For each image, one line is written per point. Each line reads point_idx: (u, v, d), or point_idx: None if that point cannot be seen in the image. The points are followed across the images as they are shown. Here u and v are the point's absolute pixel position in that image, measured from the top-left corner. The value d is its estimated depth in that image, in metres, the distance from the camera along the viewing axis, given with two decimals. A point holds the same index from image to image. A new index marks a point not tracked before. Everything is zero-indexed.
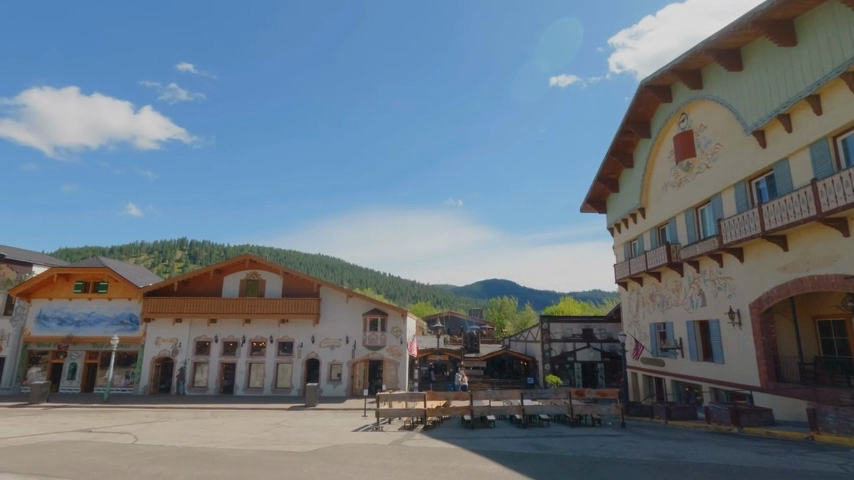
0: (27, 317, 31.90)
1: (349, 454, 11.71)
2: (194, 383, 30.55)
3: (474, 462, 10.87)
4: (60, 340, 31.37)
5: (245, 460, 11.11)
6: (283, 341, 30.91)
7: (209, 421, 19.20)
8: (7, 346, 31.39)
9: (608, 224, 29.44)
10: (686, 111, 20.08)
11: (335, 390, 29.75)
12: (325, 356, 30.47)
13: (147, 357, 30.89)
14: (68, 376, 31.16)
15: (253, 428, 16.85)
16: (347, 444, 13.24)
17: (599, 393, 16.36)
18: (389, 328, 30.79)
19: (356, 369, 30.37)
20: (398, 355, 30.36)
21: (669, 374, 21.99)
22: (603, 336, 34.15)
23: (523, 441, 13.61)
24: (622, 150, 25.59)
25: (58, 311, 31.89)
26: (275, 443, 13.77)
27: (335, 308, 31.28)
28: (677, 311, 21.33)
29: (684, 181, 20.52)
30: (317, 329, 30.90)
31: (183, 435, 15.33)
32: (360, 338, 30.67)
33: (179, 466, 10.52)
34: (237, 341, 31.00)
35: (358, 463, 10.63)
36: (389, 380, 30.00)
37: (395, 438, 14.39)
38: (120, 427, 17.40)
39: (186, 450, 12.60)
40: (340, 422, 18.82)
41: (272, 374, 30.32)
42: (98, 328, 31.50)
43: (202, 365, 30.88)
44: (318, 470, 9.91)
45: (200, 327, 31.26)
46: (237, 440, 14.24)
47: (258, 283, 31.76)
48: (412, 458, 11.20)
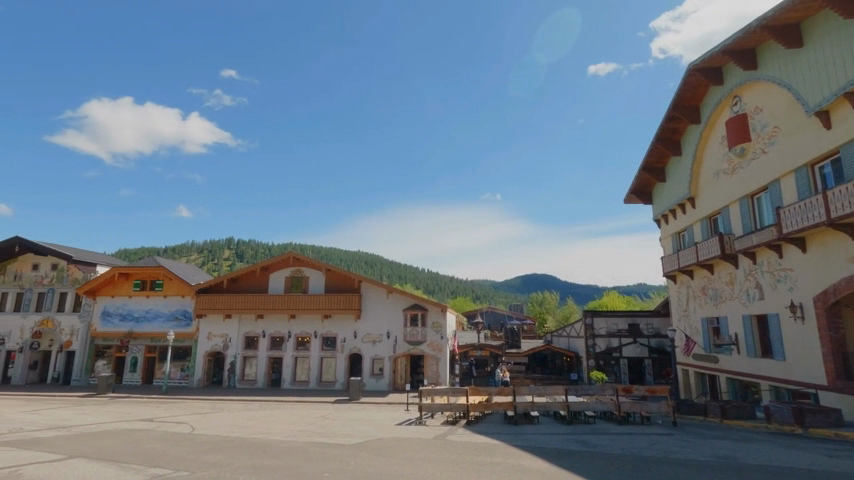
0: (93, 314, 34.24)
1: (395, 448, 11.86)
2: (244, 376, 31.83)
3: (519, 458, 10.77)
4: (122, 335, 33.50)
5: (295, 451, 11.47)
6: (327, 336, 31.69)
7: (259, 413, 19.94)
8: (77, 340, 33.89)
9: (654, 215, 28.29)
10: (739, 93, 18.96)
11: (378, 385, 30.24)
12: (367, 350, 31.00)
13: (201, 351, 32.49)
14: (131, 368, 33.24)
15: (300, 420, 17.38)
16: (392, 438, 13.41)
17: (648, 390, 15.78)
18: (430, 323, 30.94)
19: (398, 364, 30.75)
20: (440, 350, 30.42)
21: (723, 371, 20.94)
22: (650, 331, 32.93)
23: (568, 438, 13.34)
24: (669, 137, 24.45)
25: (120, 308, 34.02)
26: (322, 435, 14.14)
27: (376, 304, 31.72)
28: (731, 305, 20.26)
29: (738, 167, 19.42)
30: (359, 325, 31.46)
31: (235, 425, 16.01)
32: (401, 333, 30.98)
33: (233, 456, 11.00)
34: (283, 336, 32.07)
35: (404, 457, 10.76)
36: (431, 375, 30.14)
37: (438, 432, 14.45)
38: (178, 417, 18.38)
39: (239, 440, 13.16)
40: (383, 416, 19.09)
41: (316, 368, 31.19)
42: (155, 323, 33.40)
43: (251, 359, 32.14)
44: (366, 463, 10.10)
45: (248, 322, 32.53)
46: (286, 432, 14.74)
47: (302, 279, 32.66)
48: (457, 453, 11.21)
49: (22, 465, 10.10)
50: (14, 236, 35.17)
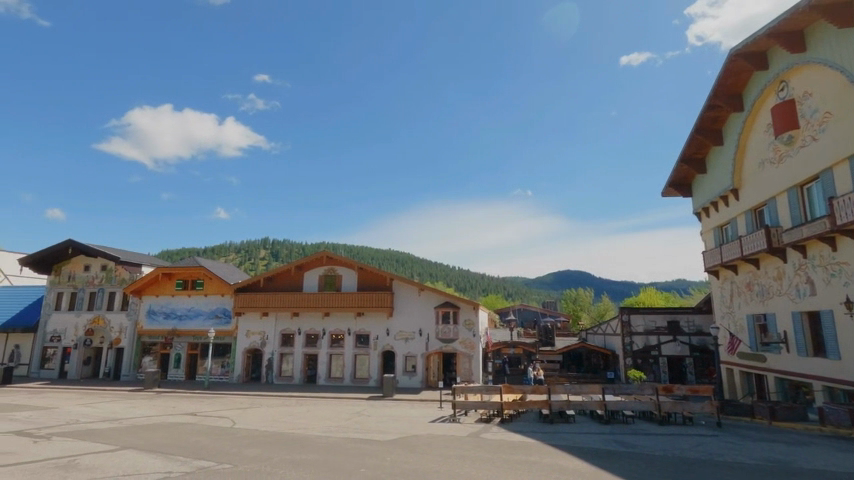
0: (140, 312, 35.91)
1: (429, 445, 11.90)
2: (281, 373, 32.68)
3: (555, 457, 10.61)
4: (166, 333, 34.99)
5: (331, 446, 11.68)
6: (360, 334, 32.13)
7: (296, 409, 20.44)
8: (125, 337, 35.65)
9: (694, 208, 27.23)
10: (786, 78, 17.98)
11: (411, 382, 30.43)
12: (400, 348, 31.24)
13: (240, 348, 33.55)
14: (175, 364, 34.69)
15: (336, 416, 17.70)
16: (426, 434, 13.48)
17: (690, 390, 15.23)
18: (462, 320, 30.86)
19: (430, 361, 30.84)
20: (472, 348, 30.31)
21: (771, 370, 19.95)
22: (691, 329, 31.78)
23: (605, 437, 13.06)
24: (709, 126, 23.48)
25: (164, 306, 35.53)
26: (357, 431, 14.35)
27: (407, 301, 31.90)
28: (780, 301, 19.26)
29: (785, 156, 18.44)
30: (392, 322, 31.73)
31: (274, 420, 16.45)
32: (434, 330, 31.04)
33: (272, 450, 11.30)
34: (318, 333, 32.72)
35: (438, 454, 10.79)
36: (463, 373, 30.09)
37: (472, 430, 14.40)
38: (220, 411, 19.07)
39: (278, 435, 13.51)
40: (417, 412, 19.20)
41: (350, 365, 31.66)
42: (197, 321, 34.72)
43: (287, 356, 32.97)
44: (400, 459, 10.19)
45: (284, 320, 33.35)
46: (322, 427, 15.03)
47: (335, 278, 33.22)
48: (492, 451, 11.15)
49: (79, 454, 10.71)
50: (66, 239, 37.21)
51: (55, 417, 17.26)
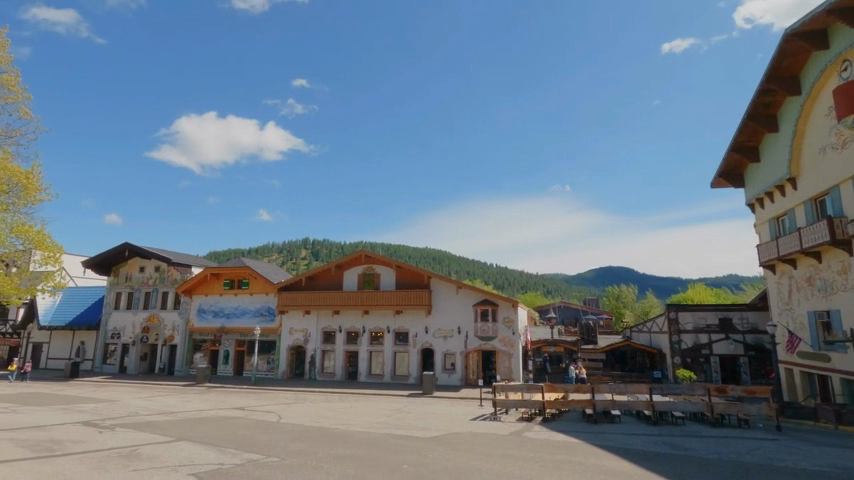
0: (190, 311, 37.68)
1: (470, 443, 11.87)
2: (324, 369, 33.48)
3: (601, 458, 10.31)
4: (215, 330, 36.55)
5: (373, 442, 11.85)
6: (399, 331, 32.42)
7: (338, 405, 20.90)
8: (178, 335, 37.52)
9: (747, 199, 25.80)
10: (850, 57, 16.70)
11: (450, 379, 30.47)
12: (439, 345, 31.31)
13: (284, 345, 34.61)
14: (224, 361, 36.21)
15: (378, 413, 17.95)
16: (467, 432, 13.46)
17: (746, 391, 14.45)
18: (501, 318, 30.58)
19: (470, 359, 30.74)
20: (512, 346, 29.99)
21: (837, 371, 18.63)
22: (745, 326, 30.17)
23: (653, 439, 12.62)
24: (762, 112, 22.16)
25: (213, 305, 37.11)
26: (399, 427, 14.51)
27: (446, 299, 31.92)
28: (845, 296, 17.94)
29: (849, 141, 17.12)
30: (430, 320, 31.84)
31: (318, 416, 16.86)
32: (473, 328, 30.91)
33: (317, 444, 11.60)
34: (358, 331, 33.27)
35: (480, 452, 10.75)
36: (503, 371, 29.82)
37: (514, 429, 14.24)
38: (267, 406, 19.75)
39: (322, 430, 13.85)
40: (457, 410, 19.21)
41: (390, 362, 32.03)
42: (243, 319, 36.09)
43: (329, 353, 33.73)
44: (442, 456, 10.23)
45: (326, 317, 34.11)
46: (364, 423, 15.27)
47: (374, 276, 33.66)
48: (533, 450, 10.99)
49: (139, 445, 11.37)
50: (123, 242, 39.61)
51: (117, 409, 18.40)
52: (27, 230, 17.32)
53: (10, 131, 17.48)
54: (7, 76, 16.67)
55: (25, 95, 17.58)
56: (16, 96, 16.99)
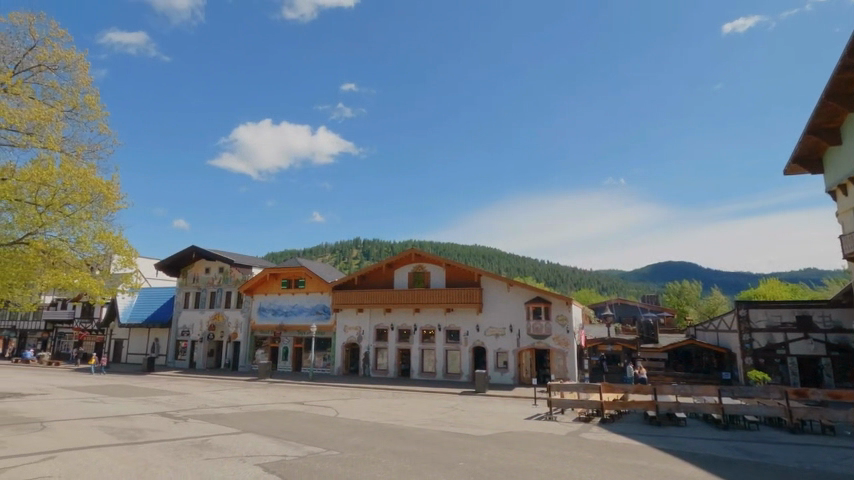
0: (252, 309, 39.65)
1: (526, 442, 11.70)
2: (377, 366, 34.16)
3: (665, 462, 9.85)
4: (274, 328, 38.25)
5: (429, 439, 11.98)
6: (451, 330, 32.47)
7: (393, 402, 21.26)
8: (241, 332, 39.62)
9: (827, 186, 23.63)
10: None
11: (503, 378, 30.17)
12: (491, 344, 31.05)
13: (339, 342, 35.62)
14: (283, 357, 37.81)
15: (431, 410, 18.10)
16: (522, 432, 13.28)
17: (830, 395, 13.28)
18: (554, 316, 29.92)
19: (523, 358, 30.29)
20: (566, 345, 29.27)
21: None
22: (827, 325, 27.67)
23: (724, 444, 11.88)
24: (842, 90, 20.19)
25: (272, 304, 38.85)
26: (453, 425, 14.56)
27: (496, 297, 31.62)
28: None
29: None
30: (481, 318, 31.65)
31: (373, 412, 17.26)
32: (525, 327, 30.43)
33: (373, 439, 11.87)
34: (410, 328, 33.64)
35: (537, 452, 10.56)
36: (558, 370, 29.16)
37: (571, 429, 13.89)
38: (324, 401, 20.43)
39: (377, 425, 14.15)
40: (511, 409, 19.00)
41: (442, 360, 32.16)
42: (301, 317, 37.50)
43: (382, 350, 34.37)
44: (497, 455, 10.14)
45: (378, 315, 34.79)
46: (418, 420, 15.45)
47: (424, 275, 33.88)
48: (593, 452, 10.64)
49: (210, 435, 12.13)
50: (190, 245, 42.24)
51: (189, 401, 19.72)
52: (108, 235, 18.86)
53: (92, 147, 19.11)
54: (89, 96, 18.25)
55: (104, 113, 19.09)
56: (97, 114, 18.53)
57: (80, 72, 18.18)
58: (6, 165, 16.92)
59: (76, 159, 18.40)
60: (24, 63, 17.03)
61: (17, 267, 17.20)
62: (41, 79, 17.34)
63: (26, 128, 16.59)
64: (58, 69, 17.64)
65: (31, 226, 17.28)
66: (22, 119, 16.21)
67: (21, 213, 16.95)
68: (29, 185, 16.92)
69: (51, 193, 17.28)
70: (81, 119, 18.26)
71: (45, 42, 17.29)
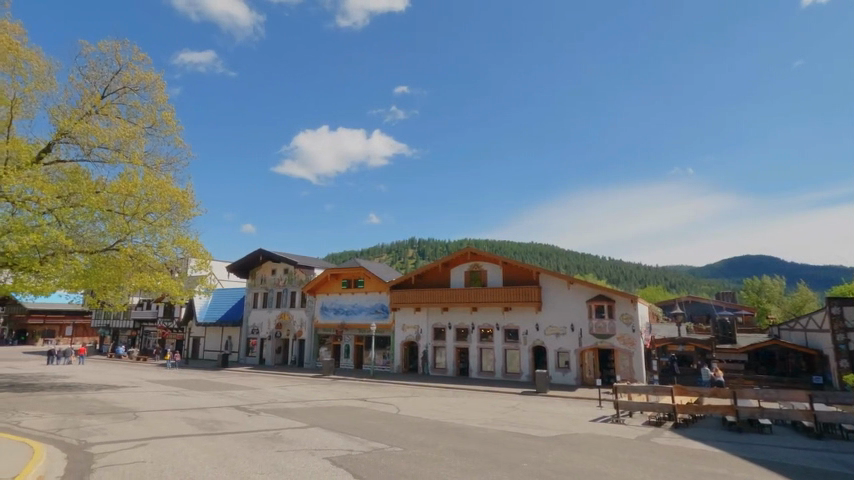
0: (315, 309, 41.26)
1: (592, 445, 11.30)
2: (436, 364, 34.41)
3: (750, 472, 9.14)
4: (336, 327, 39.58)
5: (490, 438, 11.88)
6: (509, 329, 32.01)
7: (453, 400, 21.36)
8: (306, 331, 41.36)
9: None
10: None
11: (565, 378, 29.33)
12: (551, 343, 30.30)
13: (398, 341, 36.20)
14: (345, 355, 39.05)
15: (492, 409, 18.00)
16: (587, 434, 12.83)
17: None
18: (618, 314, 28.70)
19: (585, 358, 29.30)
20: (632, 344, 27.99)
21: None
22: None
23: (818, 454, 10.83)
24: None
25: (333, 303, 40.22)
26: (515, 425, 14.38)
27: (556, 295, 30.78)
28: None
29: None
30: (541, 316, 30.96)
31: (434, 410, 17.43)
32: (587, 326, 29.41)
33: (435, 437, 11.98)
34: (468, 327, 33.53)
35: (605, 455, 10.17)
36: (623, 371, 27.95)
37: (641, 433, 13.24)
38: (386, 398, 20.90)
39: (439, 423, 14.28)
40: (575, 410, 18.44)
41: (501, 359, 31.79)
42: (361, 316, 38.51)
43: (440, 349, 34.55)
44: (563, 457, 9.88)
45: (435, 314, 34.99)
46: (480, 419, 15.39)
47: (480, 274, 33.60)
48: (667, 458, 10.07)
49: (281, 429, 12.77)
50: (257, 248, 44.62)
51: (260, 396, 20.91)
52: (185, 240, 20.40)
53: (169, 159, 20.76)
54: (166, 112, 19.80)
55: (179, 127, 20.58)
56: (172, 128, 20.07)
57: (158, 91, 19.76)
58: (99, 179, 18.75)
59: (156, 171, 20.07)
60: (111, 86, 18.79)
61: (110, 270, 18.96)
62: (125, 100, 19.06)
63: (114, 145, 18.33)
64: (139, 89, 19.29)
65: (120, 233, 18.97)
66: (111, 137, 18.01)
67: (111, 222, 18.58)
68: (118, 196, 18.57)
69: (136, 203, 18.98)
70: (160, 135, 19.85)
71: (128, 66, 18.96)
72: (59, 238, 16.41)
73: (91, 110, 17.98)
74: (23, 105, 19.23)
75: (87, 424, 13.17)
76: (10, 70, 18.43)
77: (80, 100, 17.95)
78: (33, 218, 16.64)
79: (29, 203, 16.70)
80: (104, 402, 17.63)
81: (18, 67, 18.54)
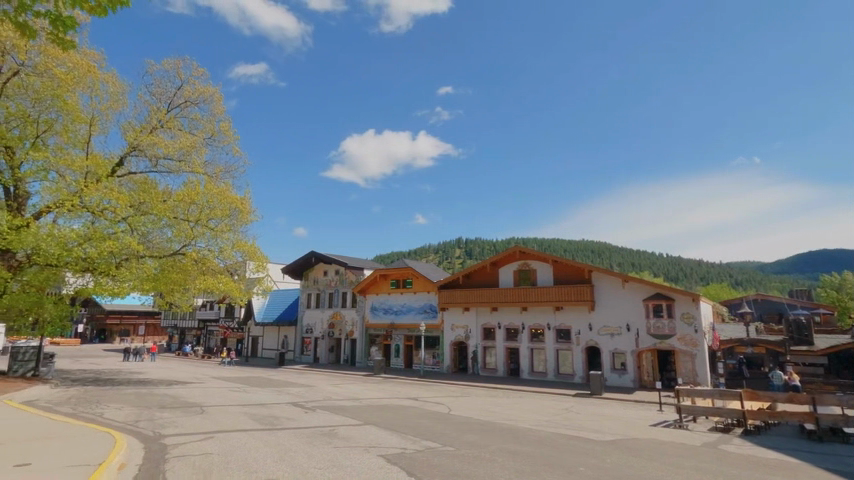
0: (366, 309, 42.11)
1: (653, 451, 10.79)
2: (486, 365, 34.14)
3: None
4: (386, 326, 40.21)
5: (545, 441, 11.63)
6: (561, 329, 31.21)
7: (504, 401, 21.14)
8: (357, 330, 42.30)
9: None
10: None
11: (621, 380, 28.23)
12: (606, 344, 29.27)
13: (447, 341, 36.24)
14: (395, 354, 39.61)
15: (545, 411, 17.63)
16: (647, 439, 12.28)
17: None
18: (678, 314, 27.29)
19: (643, 359, 28.07)
20: (694, 345, 26.50)
21: None
22: None
23: None
24: None
25: (383, 303, 40.89)
26: (570, 428, 14.01)
27: (610, 294, 29.68)
28: None
29: None
30: (594, 316, 29.98)
31: (485, 410, 17.31)
32: (644, 326, 28.18)
33: (488, 437, 11.88)
34: (518, 327, 33.00)
35: (668, 462, 9.68)
36: (685, 374, 26.54)
37: (707, 439, 12.50)
38: (437, 398, 20.99)
39: (491, 424, 14.17)
40: (633, 414, 17.70)
41: (553, 360, 31.06)
42: (410, 315, 38.89)
43: (490, 350, 34.24)
44: (622, 462, 9.51)
45: (484, 314, 34.71)
46: (532, 421, 15.14)
47: (530, 273, 32.98)
48: (737, 467, 9.44)
49: (337, 426, 13.12)
50: (309, 250, 46.19)
51: (316, 393, 21.62)
52: (244, 245, 21.51)
53: (228, 168, 21.95)
54: (224, 123, 20.91)
55: (236, 137, 21.64)
56: (230, 138, 21.12)
57: (216, 104, 20.87)
58: (166, 189, 20.12)
59: (216, 180, 21.29)
60: (175, 100, 20.07)
61: (177, 274, 20.25)
62: (187, 113, 20.30)
63: (178, 156, 19.55)
64: (199, 103, 20.47)
65: (185, 238, 20.26)
66: (175, 148, 19.22)
67: (178, 228, 19.90)
68: (183, 204, 19.83)
69: (199, 210, 20.21)
70: (219, 145, 21.00)
71: (189, 82, 20.19)
72: (132, 244, 17.76)
73: (157, 124, 19.31)
74: (99, 123, 20.97)
75: (160, 417, 14.14)
76: (88, 91, 20.13)
77: (148, 115, 19.32)
78: (110, 226, 18.07)
79: (106, 212, 18.14)
80: (174, 396, 18.88)
81: (96, 89, 20.23)
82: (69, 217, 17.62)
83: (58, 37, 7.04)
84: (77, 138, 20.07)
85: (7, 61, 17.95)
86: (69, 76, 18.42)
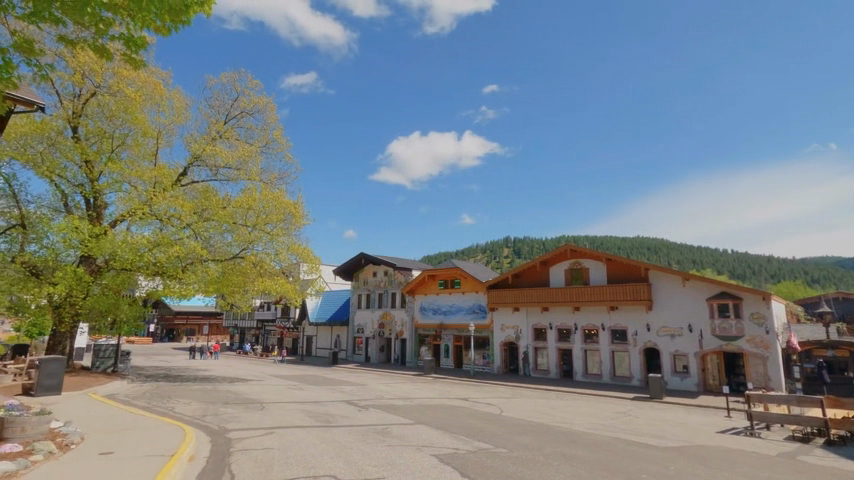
0: (415, 309, 42.45)
1: (722, 460, 10.14)
2: (538, 366, 33.44)
3: None
4: (435, 326, 40.35)
5: (602, 445, 11.22)
6: (617, 329, 30.03)
7: (558, 402, 20.64)
8: (407, 330, 42.73)
9: None
10: None
11: (684, 384, 26.80)
12: (665, 345, 27.88)
13: (497, 341, 35.85)
14: (445, 354, 39.67)
15: (602, 414, 17.00)
16: (716, 447, 11.55)
17: None
18: (746, 314, 25.52)
19: (707, 362, 26.49)
20: (766, 348, 24.66)
21: None
22: None
23: None
24: None
25: (432, 303, 41.06)
26: (628, 432, 13.43)
27: (669, 293, 28.22)
28: None
29: None
30: (652, 316, 28.62)
31: (538, 412, 16.93)
32: (708, 326, 26.60)
33: (542, 440, 11.62)
34: (570, 328, 32.08)
35: (740, 472, 9.06)
36: (756, 378, 24.79)
37: (782, 449, 11.59)
38: (489, 399, 20.79)
39: (545, 426, 13.85)
40: (698, 419, 16.71)
41: (608, 362, 29.94)
42: (459, 316, 38.79)
43: (542, 350, 33.51)
44: (688, 470, 9.01)
45: (535, 314, 34.02)
46: (588, 424, 14.63)
47: (582, 271, 31.99)
48: None
49: (389, 425, 13.30)
50: (359, 252, 47.15)
51: (367, 392, 22.04)
52: (298, 248, 22.32)
53: (281, 174, 22.87)
54: (277, 131, 21.81)
55: (288, 144, 22.49)
56: (283, 145, 22.00)
57: (270, 113, 21.78)
58: (225, 196, 21.22)
59: (271, 185, 22.24)
60: (232, 112, 21.16)
61: (237, 276, 21.28)
62: (243, 123, 21.33)
63: (236, 164, 20.59)
64: (254, 113, 21.44)
65: (244, 242, 21.28)
66: (233, 157, 20.29)
67: (237, 233, 20.91)
68: (241, 210, 20.85)
69: (256, 215, 21.17)
70: (273, 152, 21.91)
71: (244, 93, 21.21)
72: (196, 248, 18.90)
73: (216, 135, 20.43)
74: (165, 136, 22.47)
75: (224, 412, 14.93)
76: (156, 107, 21.61)
77: (208, 127, 20.51)
78: (176, 232, 19.31)
79: (173, 219, 19.40)
80: (236, 393, 19.83)
81: (163, 104, 21.67)
82: (140, 224, 19.00)
83: (130, 57, 7.59)
84: (146, 151, 21.62)
85: (86, 84, 19.70)
86: (138, 94, 19.91)
